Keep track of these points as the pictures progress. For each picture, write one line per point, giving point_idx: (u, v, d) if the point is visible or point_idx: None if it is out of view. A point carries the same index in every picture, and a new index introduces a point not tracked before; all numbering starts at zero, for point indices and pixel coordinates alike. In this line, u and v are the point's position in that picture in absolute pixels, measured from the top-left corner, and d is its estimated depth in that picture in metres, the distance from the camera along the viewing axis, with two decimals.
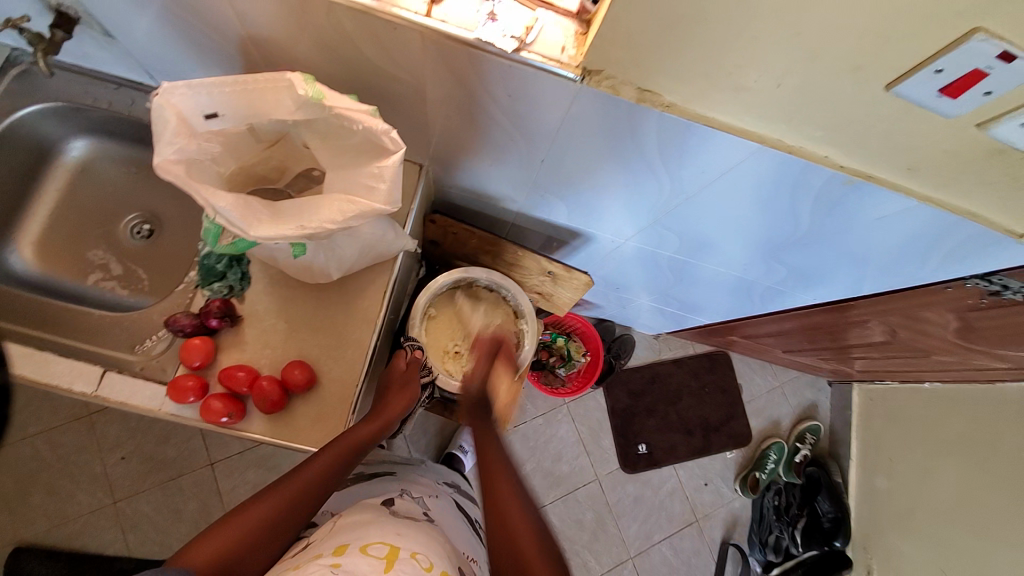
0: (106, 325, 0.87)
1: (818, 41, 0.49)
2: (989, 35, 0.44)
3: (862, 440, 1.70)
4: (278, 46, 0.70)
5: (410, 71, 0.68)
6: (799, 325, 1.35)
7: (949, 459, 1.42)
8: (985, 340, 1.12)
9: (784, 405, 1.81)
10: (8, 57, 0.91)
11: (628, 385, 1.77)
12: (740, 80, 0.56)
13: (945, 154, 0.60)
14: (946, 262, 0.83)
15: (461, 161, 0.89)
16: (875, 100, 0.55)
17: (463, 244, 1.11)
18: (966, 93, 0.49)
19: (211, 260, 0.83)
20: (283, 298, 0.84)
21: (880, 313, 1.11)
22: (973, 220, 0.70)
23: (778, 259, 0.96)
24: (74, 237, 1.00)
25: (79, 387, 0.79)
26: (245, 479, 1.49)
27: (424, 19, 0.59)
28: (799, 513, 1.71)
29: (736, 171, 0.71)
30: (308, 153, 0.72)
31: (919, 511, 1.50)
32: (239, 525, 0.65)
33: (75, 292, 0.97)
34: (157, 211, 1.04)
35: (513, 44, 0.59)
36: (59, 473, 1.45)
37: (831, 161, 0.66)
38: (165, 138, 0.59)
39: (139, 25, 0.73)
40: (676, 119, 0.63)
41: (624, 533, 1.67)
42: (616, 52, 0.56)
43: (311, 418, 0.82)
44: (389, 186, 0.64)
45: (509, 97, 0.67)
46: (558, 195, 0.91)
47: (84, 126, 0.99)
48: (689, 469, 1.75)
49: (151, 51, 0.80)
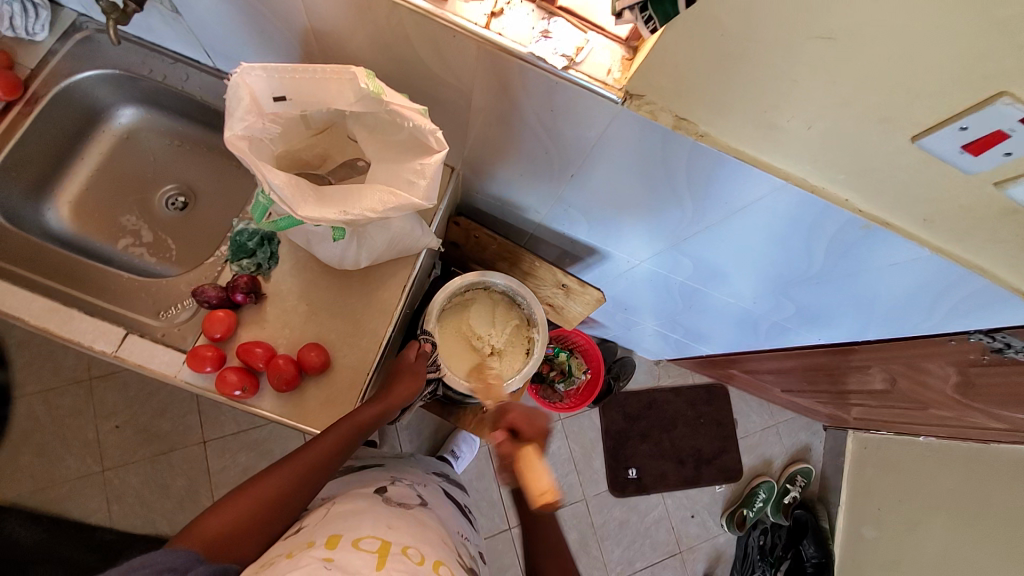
0: (132, 289, 0.90)
1: (851, 90, 0.53)
2: (1013, 100, 0.47)
3: (853, 487, 1.70)
4: (338, 39, 0.73)
5: (460, 77, 0.72)
6: (800, 365, 1.37)
7: (940, 515, 1.41)
8: (985, 398, 1.14)
9: (777, 445, 1.82)
10: (74, 23, 0.96)
11: (625, 408, 1.78)
12: (773, 117, 0.59)
13: (962, 208, 0.63)
14: (953, 314, 0.85)
15: (492, 169, 0.92)
16: (899, 150, 0.58)
17: (482, 249, 1.14)
18: (987, 151, 0.52)
19: (243, 237, 0.86)
20: (307, 281, 0.87)
21: (883, 360, 1.13)
22: (982, 275, 0.72)
23: (788, 295, 0.98)
24: (108, 202, 1.03)
25: (100, 346, 0.80)
26: (236, 460, 1.50)
27: (481, 30, 0.62)
28: (783, 555, 1.72)
29: (756, 206, 0.74)
30: (354, 142, 0.75)
31: (904, 565, 1.49)
32: (243, 503, 0.67)
33: (103, 255, 1.00)
34: (191, 185, 1.07)
35: (563, 61, 0.62)
36: (52, 434, 1.45)
37: (850, 205, 0.69)
38: (237, 114, 0.63)
39: (207, 6, 0.77)
40: (709, 149, 0.66)
41: (607, 557, 1.67)
42: (660, 79, 0.60)
43: (320, 401, 0.84)
44: (429, 184, 0.67)
45: (550, 111, 0.71)
46: (582, 211, 0.94)
47: (133, 96, 1.02)
48: (678, 499, 1.75)
49: (213, 30, 0.83)
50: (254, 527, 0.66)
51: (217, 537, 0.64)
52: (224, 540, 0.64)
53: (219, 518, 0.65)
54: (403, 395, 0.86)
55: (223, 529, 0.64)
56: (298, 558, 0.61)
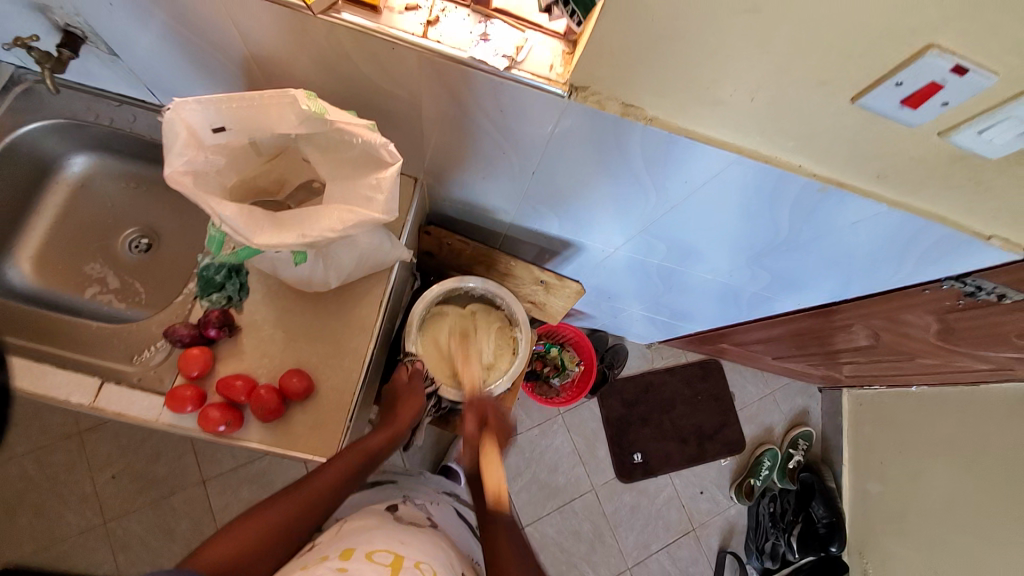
0: (104, 337, 0.88)
1: (787, 57, 0.53)
2: (942, 51, 0.48)
3: (854, 445, 1.72)
4: (280, 64, 0.73)
5: (408, 89, 0.71)
6: (787, 331, 1.38)
7: (939, 461, 1.44)
8: (966, 342, 1.16)
9: (775, 412, 1.84)
10: (13, 76, 0.93)
11: (622, 395, 1.78)
12: (717, 93, 0.60)
13: (913, 160, 0.64)
14: (922, 264, 0.86)
15: (455, 175, 0.92)
16: (843, 111, 0.58)
17: (457, 255, 1.13)
18: (926, 103, 0.53)
19: (210, 271, 0.85)
20: (281, 308, 0.86)
21: (864, 316, 1.15)
22: (942, 223, 0.74)
23: (762, 265, 0.99)
24: (72, 252, 1.01)
25: (76, 399, 0.79)
26: (238, 495, 1.48)
27: (420, 40, 0.62)
28: (794, 519, 1.71)
29: (716, 181, 0.75)
30: (308, 164, 0.75)
31: (911, 514, 1.52)
32: (250, 528, 0.65)
33: (73, 305, 0.98)
34: (155, 225, 1.05)
35: (504, 62, 0.62)
36: (47, 492, 1.42)
37: (805, 170, 0.70)
38: (175, 149, 0.61)
39: (144, 45, 0.76)
40: (659, 132, 0.67)
41: (622, 543, 1.67)
42: (601, 69, 0.60)
43: (308, 426, 0.83)
44: (387, 197, 0.67)
45: (500, 112, 0.71)
46: (549, 206, 0.94)
47: (82, 142, 1.00)
48: (685, 477, 1.76)
49: (153, 68, 0.82)
50: (261, 555, 0.64)
51: (223, 561, 0.61)
52: (229, 566, 0.61)
53: (227, 542, 0.63)
54: (411, 415, 0.89)
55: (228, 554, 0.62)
56: (313, 568, 0.60)
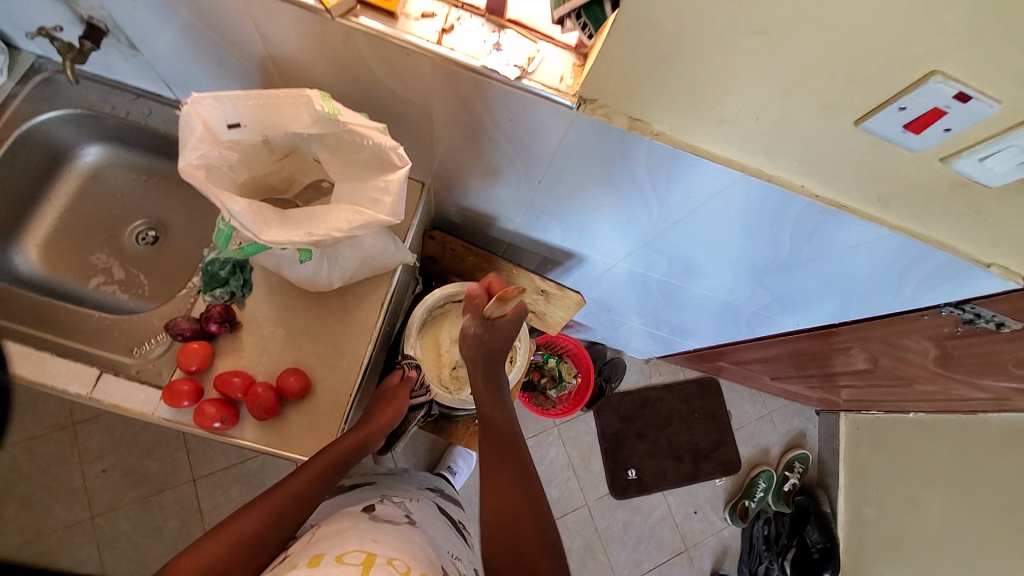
0: (106, 328, 0.89)
1: (792, 80, 0.54)
2: (945, 77, 0.49)
3: (849, 469, 1.71)
4: (296, 65, 0.74)
5: (419, 94, 0.73)
6: (785, 351, 1.38)
7: (936, 489, 1.43)
8: (964, 369, 1.16)
9: (772, 433, 1.83)
10: (33, 65, 0.96)
11: (619, 409, 1.78)
12: (722, 111, 0.61)
13: (913, 185, 0.65)
14: (921, 289, 0.87)
15: (462, 182, 0.93)
16: (847, 133, 0.59)
17: (460, 261, 1.14)
18: (928, 129, 0.54)
19: (214, 266, 0.85)
20: (283, 306, 0.86)
21: (862, 340, 1.15)
22: (942, 249, 0.74)
23: (763, 284, 1.00)
24: (79, 243, 1.02)
25: (74, 389, 0.79)
26: (229, 495, 1.47)
27: (433, 47, 0.63)
28: (788, 543, 1.71)
29: (720, 198, 0.76)
30: (318, 164, 0.76)
31: (907, 542, 1.50)
32: (227, 535, 0.66)
33: (76, 296, 0.98)
34: (162, 219, 1.06)
35: (516, 72, 0.63)
36: (37, 484, 1.41)
37: (807, 191, 0.71)
38: (190, 143, 0.62)
39: (165, 41, 0.77)
40: (664, 146, 0.68)
41: (613, 560, 1.65)
42: (610, 83, 0.61)
43: (303, 426, 0.83)
44: (394, 200, 0.67)
45: (510, 121, 0.72)
46: (553, 216, 0.95)
47: (97, 134, 1.02)
48: (679, 495, 1.74)
49: (172, 64, 0.84)
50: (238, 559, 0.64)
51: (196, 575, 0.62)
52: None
53: (199, 558, 0.63)
54: (387, 419, 0.90)
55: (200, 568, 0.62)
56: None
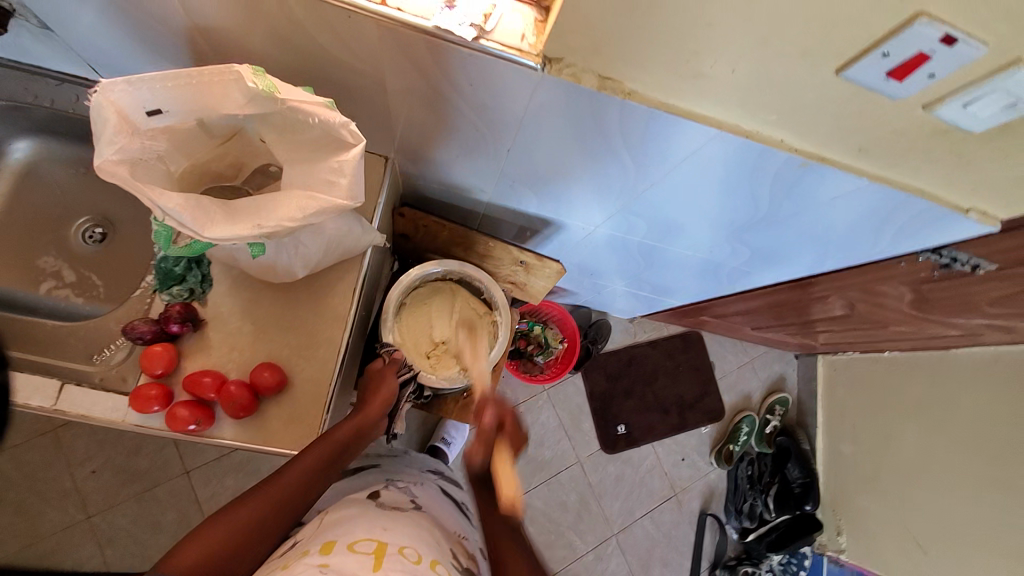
0: (63, 335, 0.84)
1: (770, 29, 0.50)
2: (931, 19, 0.45)
3: (828, 409, 1.78)
4: (229, 36, 0.67)
5: (370, 63, 0.66)
6: (766, 303, 1.39)
7: (909, 423, 1.49)
8: (938, 310, 1.18)
9: (754, 380, 1.88)
10: None
11: (606, 369, 1.80)
12: (697, 65, 0.57)
13: (893, 134, 0.62)
14: (899, 238, 0.86)
15: (428, 154, 0.88)
16: (827, 83, 0.56)
17: (434, 238, 1.10)
18: (912, 76, 0.51)
19: (168, 263, 0.79)
20: (249, 300, 0.82)
21: (840, 288, 1.16)
22: (922, 197, 0.73)
23: (742, 240, 0.98)
24: (21, 245, 0.95)
25: (36, 402, 0.75)
26: (223, 483, 1.47)
27: (378, 7, 0.57)
28: (771, 481, 1.77)
29: (698, 158, 0.72)
30: (264, 146, 0.69)
31: (882, 473, 1.58)
32: (216, 534, 0.64)
33: (27, 302, 0.92)
34: (109, 213, 0.99)
35: (472, 31, 0.58)
36: (23, 490, 1.39)
37: (786, 145, 0.68)
38: (105, 137, 0.56)
39: (78, 17, 0.69)
40: (637, 107, 0.64)
41: (607, 511, 1.72)
42: (575, 39, 0.56)
43: (284, 421, 0.81)
44: (351, 182, 0.63)
45: (472, 86, 0.66)
46: (528, 185, 0.91)
47: (23, 126, 0.93)
48: (667, 446, 1.80)
49: (92, 45, 0.75)
50: (229, 560, 0.63)
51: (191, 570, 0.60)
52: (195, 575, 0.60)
53: (193, 552, 0.62)
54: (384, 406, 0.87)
55: (194, 564, 0.61)
56: (293, 567, 0.60)
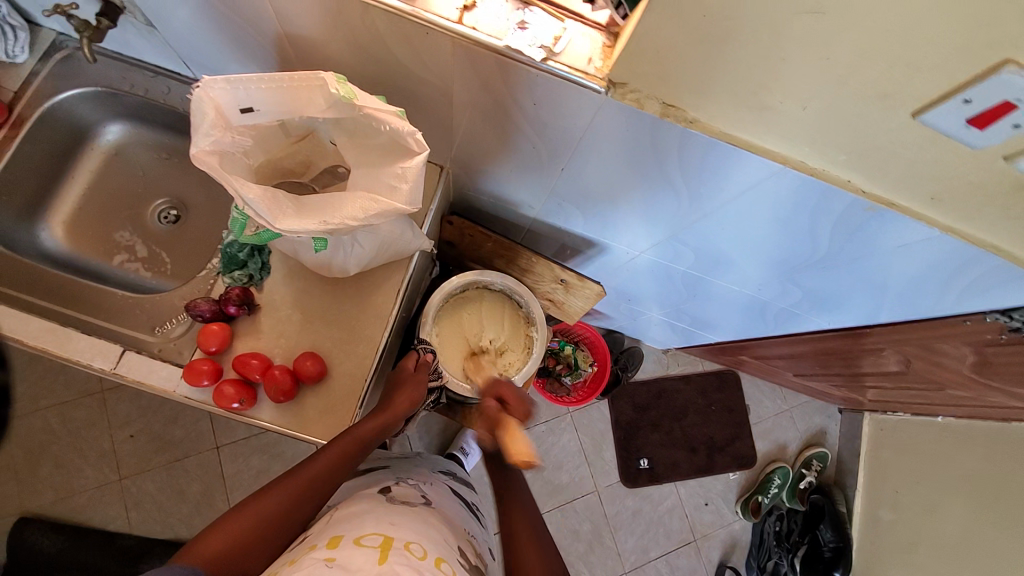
0: (128, 305, 0.90)
1: (843, 68, 0.50)
2: (1020, 69, 0.44)
3: (870, 470, 1.67)
4: (315, 44, 0.72)
5: (440, 76, 0.70)
6: (812, 349, 1.33)
7: (961, 497, 1.38)
8: (1003, 377, 1.10)
9: (791, 430, 1.79)
10: (53, 42, 0.95)
11: (634, 399, 1.76)
12: (766, 98, 0.56)
13: (970, 185, 0.59)
14: (965, 294, 0.81)
15: (483, 167, 0.91)
16: (900, 127, 0.54)
17: (477, 247, 1.12)
18: (994, 125, 0.49)
19: (234, 248, 0.85)
20: (299, 290, 0.86)
21: (895, 342, 1.10)
22: (994, 253, 0.69)
23: (793, 280, 0.95)
24: (103, 218, 1.03)
25: (98, 363, 0.81)
26: (249, 465, 1.52)
27: (456, 26, 0.60)
28: (799, 541, 1.68)
29: (754, 191, 0.71)
30: (334, 149, 0.74)
31: (926, 547, 1.46)
32: (245, 519, 0.66)
33: (102, 271, 1.00)
34: (184, 197, 1.07)
35: (541, 53, 0.60)
36: (68, 446, 1.48)
37: (852, 186, 0.66)
38: (202, 129, 0.61)
39: (184, 19, 0.76)
40: (699, 135, 0.64)
41: (620, 547, 1.66)
42: (643, 66, 0.57)
43: (319, 409, 0.83)
44: (412, 187, 0.66)
45: (535, 105, 0.68)
46: (576, 205, 0.92)
47: (120, 111, 1.02)
48: (691, 487, 1.73)
49: (190, 42, 0.82)
50: (254, 548, 0.64)
51: (214, 555, 0.62)
52: (220, 560, 0.62)
53: (217, 537, 0.63)
54: (407, 403, 0.88)
55: (222, 549, 0.62)
56: (299, 562, 0.61)
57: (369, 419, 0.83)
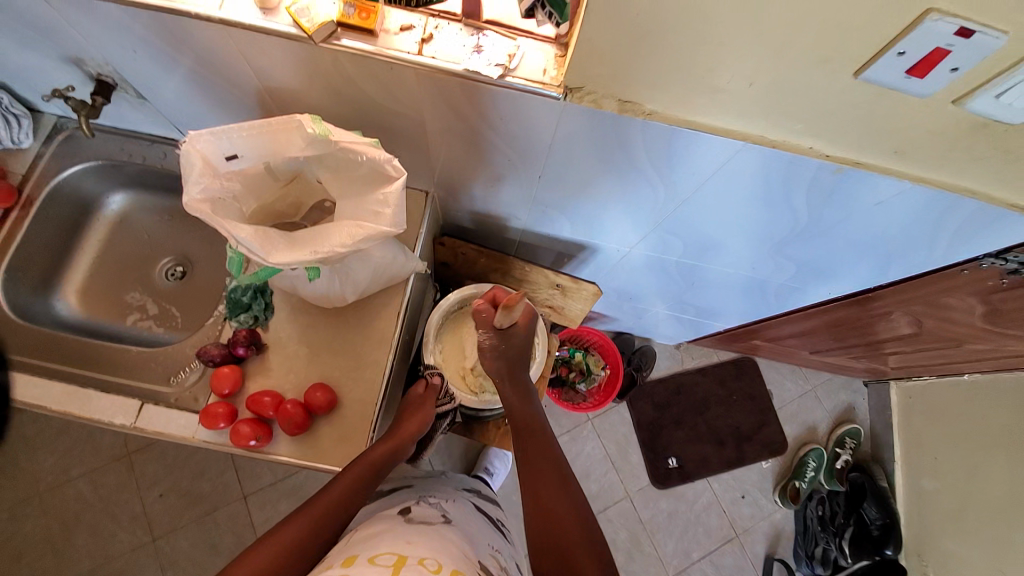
0: (142, 360, 0.94)
1: (778, 41, 0.53)
2: (942, 14, 0.46)
3: (905, 440, 1.63)
4: (291, 93, 0.76)
5: (411, 105, 0.74)
6: (822, 322, 1.32)
7: (1001, 455, 1.33)
8: (1016, 324, 1.08)
9: (817, 409, 1.76)
10: (56, 125, 1.02)
11: (653, 397, 1.75)
12: (714, 80, 0.59)
13: (929, 134, 0.61)
14: (955, 243, 0.82)
15: (466, 186, 0.94)
16: (847, 87, 0.57)
17: (472, 264, 1.15)
18: (934, 71, 0.51)
19: (238, 293, 0.88)
20: (304, 326, 0.89)
21: (901, 303, 1.10)
22: (971, 197, 0.69)
23: (784, 254, 0.96)
24: (115, 283, 1.08)
25: (119, 420, 0.85)
26: (278, 510, 1.53)
27: (416, 57, 0.64)
28: (845, 522, 1.61)
29: (725, 171, 0.73)
30: (321, 185, 0.78)
31: (975, 513, 1.40)
32: (268, 547, 0.67)
33: (117, 333, 1.04)
34: (188, 253, 1.12)
35: (498, 71, 0.64)
36: (102, 512, 1.50)
37: (816, 152, 0.68)
38: (192, 177, 0.65)
39: (171, 88, 0.82)
40: (659, 125, 0.66)
41: (661, 552, 1.62)
42: (593, 67, 0.60)
43: (334, 439, 0.85)
44: (394, 210, 0.69)
45: (502, 119, 0.72)
46: (560, 210, 0.95)
47: (121, 181, 1.08)
48: (723, 481, 1.70)
49: (179, 108, 0.88)
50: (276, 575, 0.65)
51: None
52: None
53: (244, 567, 0.65)
54: (418, 425, 0.92)
55: None
56: None
57: (381, 442, 0.85)
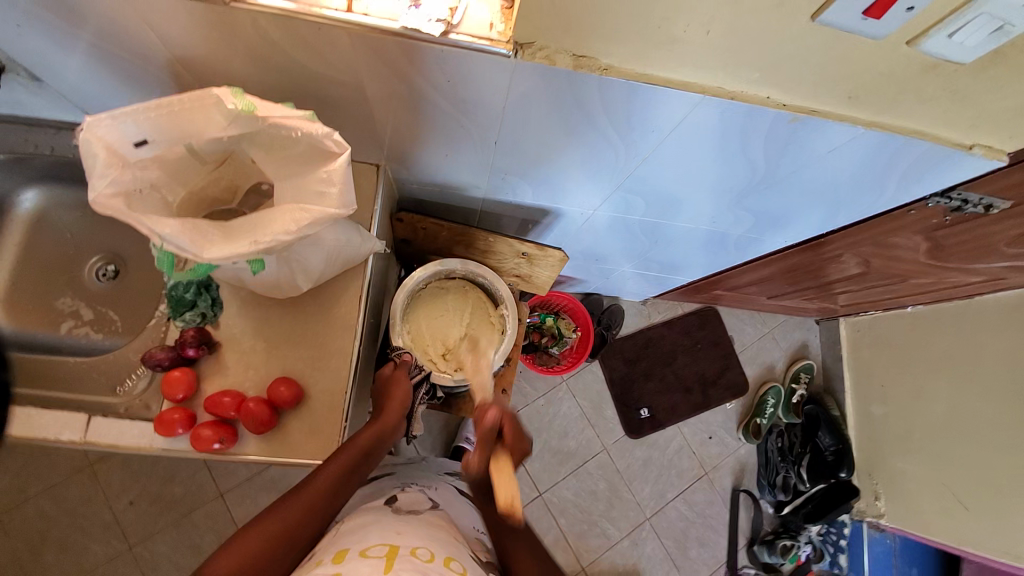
0: (83, 370, 0.86)
1: None
2: None
3: (855, 372, 1.75)
4: (210, 62, 0.68)
5: (348, 72, 0.67)
6: (779, 269, 1.36)
7: (941, 377, 1.46)
8: (955, 257, 1.15)
9: (776, 350, 1.85)
10: None
11: (623, 353, 1.79)
12: (670, 30, 0.56)
13: (882, 76, 0.61)
14: (905, 183, 0.84)
15: (418, 156, 0.88)
16: (803, 32, 0.55)
17: (433, 238, 1.10)
18: (891, 11, 0.50)
19: (179, 290, 0.81)
20: (258, 319, 0.84)
21: (852, 245, 1.14)
22: (919, 138, 0.70)
23: (743, 206, 0.96)
24: (39, 288, 0.98)
25: (67, 437, 0.78)
26: (258, 502, 1.50)
27: (345, 15, 0.58)
28: (802, 451, 1.72)
29: (684, 126, 0.71)
30: (255, 166, 0.71)
31: (917, 431, 1.52)
32: (249, 543, 0.65)
33: (49, 343, 0.95)
34: (119, 250, 1.02)
35: (440, 27, 0.58)
36: (69, 527, 1.43)
37: (773, 102, 0.67)
38: (96, 171, 0.58)
39: (68, 65, 0.71)
40: (617, 81, 0.63)
41: (638, 496, 1.71)
42: (542, 20, 0.56)
43: (304, 433, 0.82)
44: (341, 189, 0.64)
45: (449, 82, 0.66)
46: (520, 175, 0.91)
47: (29, 175, 0.96)
48: (693, 425, 1.78)
49: (82, 87, 0.77)
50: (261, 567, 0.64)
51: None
52: None
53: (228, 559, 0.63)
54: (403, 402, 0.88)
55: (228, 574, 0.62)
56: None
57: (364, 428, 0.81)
